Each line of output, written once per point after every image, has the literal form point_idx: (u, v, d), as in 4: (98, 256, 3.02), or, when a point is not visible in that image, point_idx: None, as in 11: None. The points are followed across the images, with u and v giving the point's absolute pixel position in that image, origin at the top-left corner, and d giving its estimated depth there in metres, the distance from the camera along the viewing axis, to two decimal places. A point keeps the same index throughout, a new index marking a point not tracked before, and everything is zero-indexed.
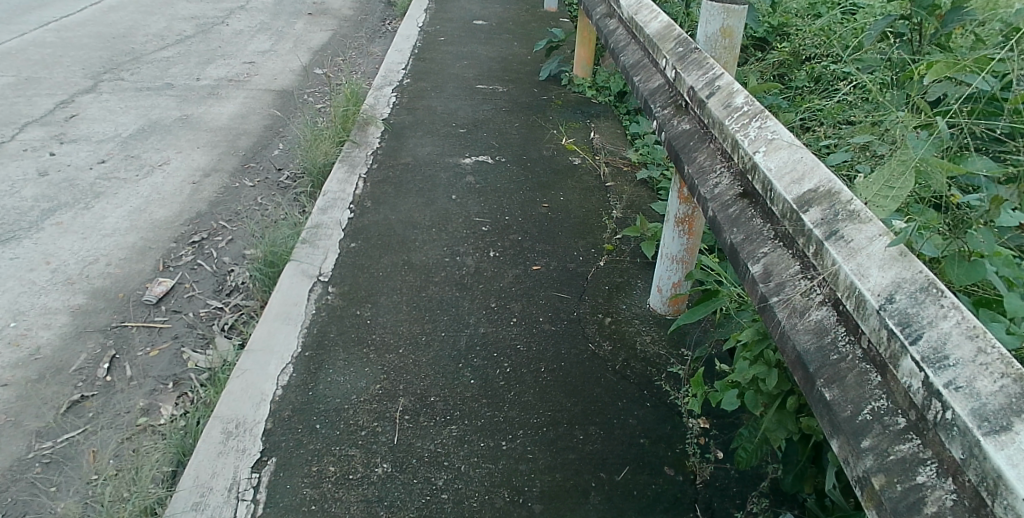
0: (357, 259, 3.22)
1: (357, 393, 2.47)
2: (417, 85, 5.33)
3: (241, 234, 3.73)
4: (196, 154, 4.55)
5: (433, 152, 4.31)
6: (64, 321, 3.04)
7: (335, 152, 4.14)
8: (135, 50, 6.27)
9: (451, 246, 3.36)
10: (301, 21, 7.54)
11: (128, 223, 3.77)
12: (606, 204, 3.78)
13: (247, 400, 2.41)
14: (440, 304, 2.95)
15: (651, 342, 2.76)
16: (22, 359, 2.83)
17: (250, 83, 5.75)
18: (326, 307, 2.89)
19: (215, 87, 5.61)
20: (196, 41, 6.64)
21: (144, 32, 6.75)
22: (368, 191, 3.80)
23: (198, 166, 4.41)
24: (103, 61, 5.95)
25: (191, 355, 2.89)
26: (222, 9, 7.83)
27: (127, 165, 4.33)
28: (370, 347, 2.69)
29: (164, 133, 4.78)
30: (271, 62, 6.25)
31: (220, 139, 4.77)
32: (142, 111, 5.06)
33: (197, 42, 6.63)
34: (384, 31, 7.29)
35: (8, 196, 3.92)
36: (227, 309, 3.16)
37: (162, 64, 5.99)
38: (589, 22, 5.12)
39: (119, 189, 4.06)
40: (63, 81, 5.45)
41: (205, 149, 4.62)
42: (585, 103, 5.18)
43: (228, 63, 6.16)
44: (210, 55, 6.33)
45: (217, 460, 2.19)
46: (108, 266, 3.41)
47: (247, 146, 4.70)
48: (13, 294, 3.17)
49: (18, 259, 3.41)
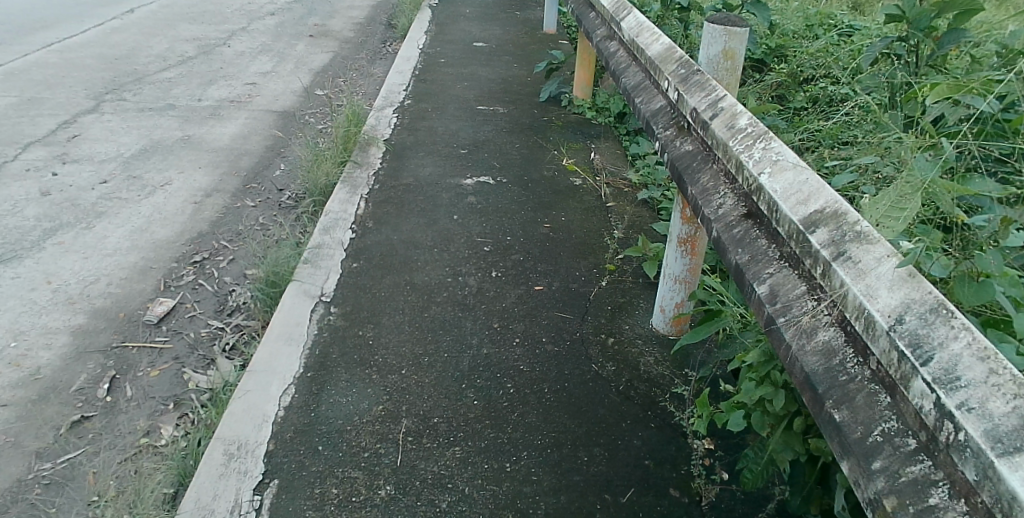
0: (359, 279, 3.22)
1: (359, 414, 2.46)
2: (418, 106, 5.36)
3: (242, 255, 3.73)
4: (198, 174, 4.56)
5: (435, 172, 4.32)
6: (64, 342, 3.02)
7: (336, 173, 4.16)
8: (138, 71, 6.31)
9: (453, 266, 3.36)
10: (302, 43, 7.60)
11: (129, 243, 3.76)
12: (608, 224, 3.79)
13: (249, 421, 2.39)
14: (442, 324, 2.94)
15: (655, 362, 2.75)
16: (22, 379, 2.82)
17: (252, 104, 5.78)
18: (328, 327, 2.89)
19: (217, 107, 5.64)
20: (198, 62, 6.69)
21: (147, 53, 6.80)
22: (369, 211, 3.81)
23: (200, 186, 4.41)
24: (105, 81, 5.97)
25: (192, 376, 2.87)
26: (224, 30, 7.89)
27: (129, 186, 4.33)
28: (373, 368, 2.68)
29: (166, 153, 4.79)
30: (272, 83, 6.30)
31: (222, 159, 4.78)
32: (144, 132, 5.08)
33: (199, 63, 6.68)
34: (385, 53, 7.35)
35: (10, 216, 3.92)
36: (229, 330, 3.15)
37: (164, 85, 6.02)
38: (589, 44, 5.17)
39: (121, 209, 4.06)
40: (65, 101, 5.47)
41: (206, 169, 4.63)
42: (585, 124, 5.22)
43: (230, 84, 6.20)
44: (212, 76, 6.37)
45: (219, 482, 2.17)
46: (109, 286, 3.40)
47: (249, 166, 4.71)
48: (15, 313, 3.16)
49: (19, 278, 3.40)
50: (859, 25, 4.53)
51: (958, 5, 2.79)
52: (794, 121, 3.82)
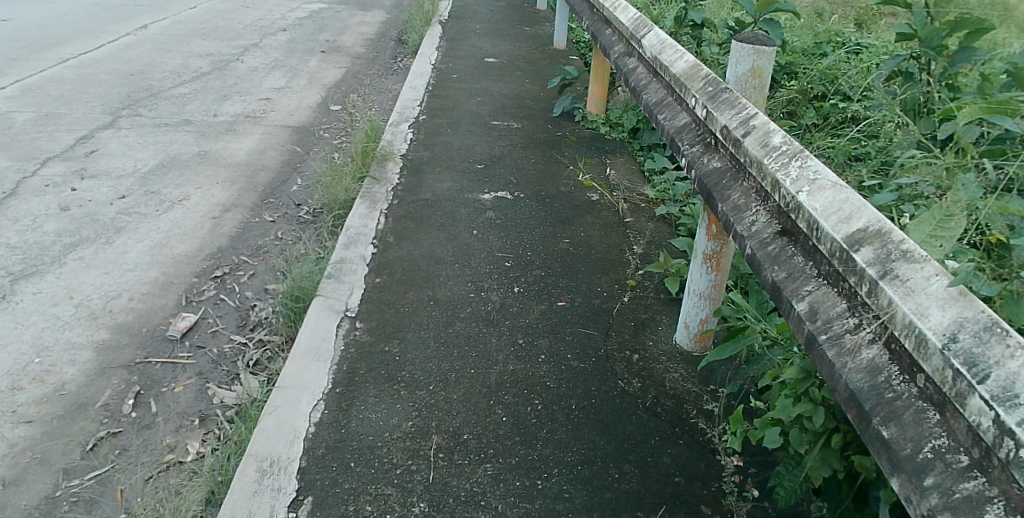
0: (382, 294, 3.23)
1: (389, 431, 2.45)
2: (433, 121, 5.40)
3: (263, 270, 3.74)
4: (217, 189, 4.58)
5: (452, 187, 4.34)
6: (88, 357, 3.03)
7: (355, 189, 4.17)
8: (153, 86, 6.35)
9: (476, 281, 3.36)
10: (314, 59, 7.66)
11: (150, 258, 3.77)
12: (627, 240, 3.79)
13: (280, 438, 2.39)
14: (468, 340, 2.94)
15: (681, 379, 2.75)
16: (48, 395, 2.82)
17: (267, 119, 5.82)
18: (354, 343, 2.89)
19: (232, 123, 5.67)
20: (213, 78, 6.74)
21: (161, 69, 6.86)
22: (390, 226, 3.83)
23: (219, 201, 4.43)
24: (121, 97, 6.02)
25: (217, 392, 2.87)
26: (237, 46, 7.95)
27: (148, 201, 4.35)
28: (401, 384, 2.68)
29: (184, 168, 4.81)
30: (287, 98, 6.34)
31: (239, 174, 4.81)
32: (161, 147, 5.11)
33: (214, 79, 6.73)
34: (396, 68, 7.40)
35: (30, 231, 3.94)
36: (252, 345, 3.15)
37: (180, 101, 6.06)
38: (604, 60, 5.20)
39: (140, 225, 4.08)
40: (82, 117, 5.51)
41: (224, 184, 4.65)
42: (599, 139, 5.24)
43: (245, 99, 6.25)
44: (227, 92, 6.41)
45: (252, 499, 2.17)
46: (131, 301, 3.41)
47: (266, 181, 4.74)
48: (38, 329, 3.16)
49: (42, 294, 3.41)
50: (866, 43, 4.57)
51: (967, 24, 2.79)
52: (805, 139, 3.83)
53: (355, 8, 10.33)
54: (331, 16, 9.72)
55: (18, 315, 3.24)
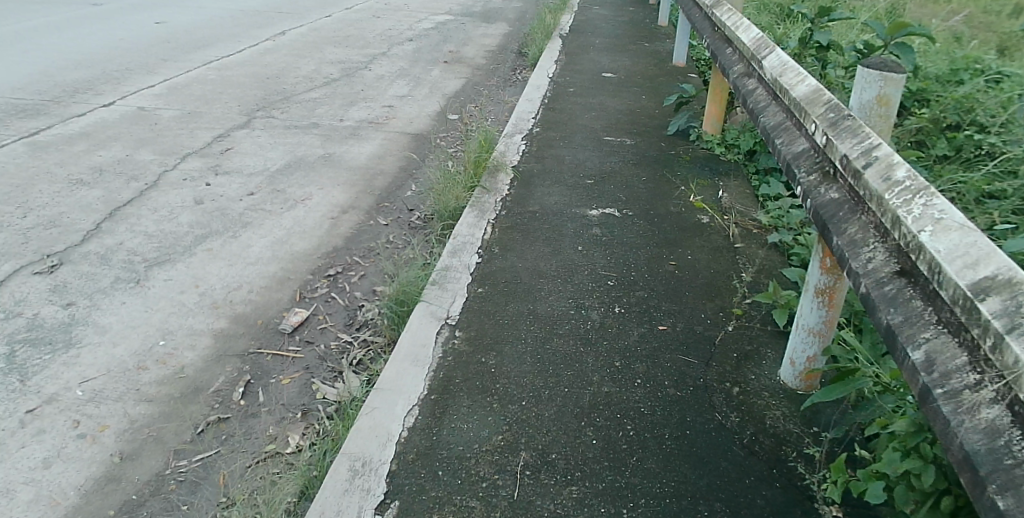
0: (483, 304, 3.28)
1: (478, 442, 2.48)
2: (546, 134, 5.44)
3: (372, 271, 3.90)
4: (336, 191, 4.81)
5: (561, 201, 4.35)
6: (207, 343, 3.25)
7: (466, 197, 4.27)
8: (286, 90, 6.78)
9: (576, 298, 3.35)
10: (437, 68, 7.91)
11: (270, 253, 4.01)
12: (737, 266, 3.66)
13: (374, 439, 2.48)
14: (564, 358, 2.93)
15: (783, 418, 2.61)
16: (169, 376, 3.04)
17: (388, 126, 6.07)
18: (452, 351, 2.95)
19: (356, 128, 5.96)
20: (342, 84, 7.11)
21: (295, 73, 7.31)
22: (496, 236, 3.89)
23: (337, 203, 4.66)
24: (257, 99, 6.46)
25: (320, 387, 3.01)
26: (366, 54, 8.35)
27: (273, 199, 4.63)
28: (494, 396, 2.70)
29: (308, 169, 5.10)
30: (408, 106, 6.58)
31: (359, 178, 5.03)
32: (289, 148, 5.43)
33: (342, 85, 7.10)
34: (515, 80, 7.52)
35: (168, 221, 4.28)
36: (356, 344, 3.28)
37: (310, 105, 6.43)
38: (723, 79, 5.05)
39: (264, 221, 4.35)
40: (221, 116, 5.96)
41: (344, 187, 4.88)
42: (713, 160, 5.08)
43: (369, 105, 6.54)
44: (354, 98, 6.74)
45: (342, 497, 2.25)
46: (250, 293, 3.64)
47: (382, 186, 4.93)
48: (165, 313, 3.42)
49: (171, 281, 3.69)
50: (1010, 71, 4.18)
51: None
52: (935, 172, 3.54)
53: (478, 20, 10.59)
54: (456, 28, 10.01)
55: (150, 298, 3.52)
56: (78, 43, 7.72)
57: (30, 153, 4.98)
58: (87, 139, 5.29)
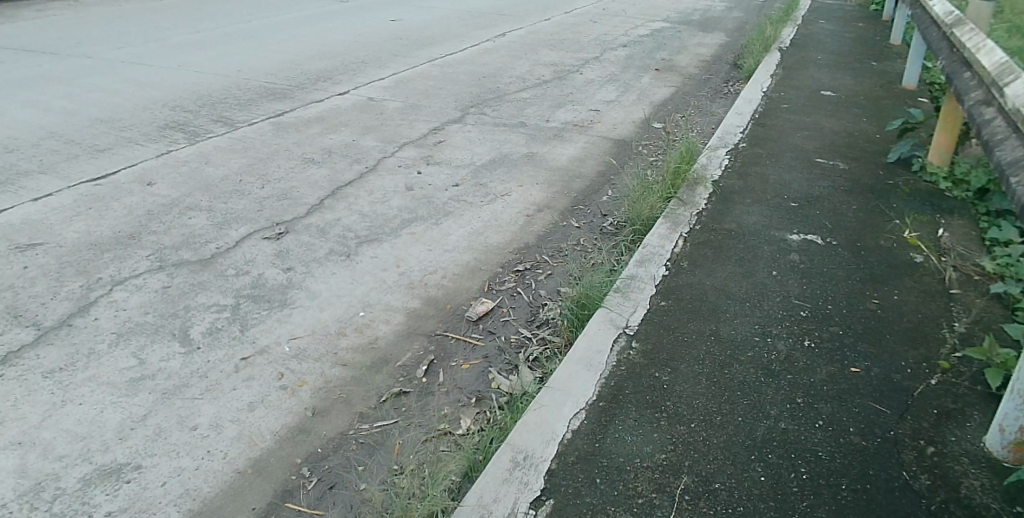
0: (665, 318, 3.22)
1: (641, 457, 2.46)
2: (753, 150, 5.23)
3: (559, 272, 3.83)
4: (536, 190, 4.92)
5: (760, 221, 4.17)
6: (406, 316, 3.29)
7: (661, 208, 4.20)
8: (500, 89, 7.09)
9: (763, 326, 3.19)
10: (647, 76, 7.88)
11: (467, 243, 4.05)
12: (950, 315, 3.29)
13: (538, 435, 2.54)
14: (742, 386, 2.81)
15: (982, 490, 2.31)
16: (362, 346, 3.04)
17: (593, 129, 6.14)
18: (627, 361, 2.93)
19: (561, 129, 6.09)
20: (553, 86, 7.32)
21: (511, 73, 7.62)
22: (687, 251, 3.81)
23: (535, 201, 4.77)
24: (473, 96, 6.83)
25: (496, 378, 2.94)
26: (579, 58, 8.52)
27: (476, 193, 4.79)
28: (663, 414, 2.66)
29: (511, 166, 5.29)
30: (614, 111, 6.62)
31: (558, 179, 5.13)
32: (496, 145, 5.68)
33: (553, 86, 7.30)
34: (726, 92, 7.27)
35: (380, 203, 4.37)
36: (534, 341, 3.21)
37: (520, 104, 6.68)
38: (957, 106, 4.56)
39: (466, 212, 4.43)
40: (438, 110, 6.34)
41: (543, 186, 5.00)
42: (936, 195, 4.59)
43: (576, 108, 6.67)
44: (563, 100, 6.91)
45: (501, 486, 2.32)
46: (444, 278, 3.64)
47: (580, 189, 4.98)
48: (368, 288, 3.45)
49: (377, 258, 3.72)
50: None
51: None
52: None
53: (693, 29, 10.32)
54: (670, 35, 9.88)
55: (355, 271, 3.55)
56: (321, 38, 8.43)
57: (272, 130, 5.25)
58: (317, 125, 5.56)
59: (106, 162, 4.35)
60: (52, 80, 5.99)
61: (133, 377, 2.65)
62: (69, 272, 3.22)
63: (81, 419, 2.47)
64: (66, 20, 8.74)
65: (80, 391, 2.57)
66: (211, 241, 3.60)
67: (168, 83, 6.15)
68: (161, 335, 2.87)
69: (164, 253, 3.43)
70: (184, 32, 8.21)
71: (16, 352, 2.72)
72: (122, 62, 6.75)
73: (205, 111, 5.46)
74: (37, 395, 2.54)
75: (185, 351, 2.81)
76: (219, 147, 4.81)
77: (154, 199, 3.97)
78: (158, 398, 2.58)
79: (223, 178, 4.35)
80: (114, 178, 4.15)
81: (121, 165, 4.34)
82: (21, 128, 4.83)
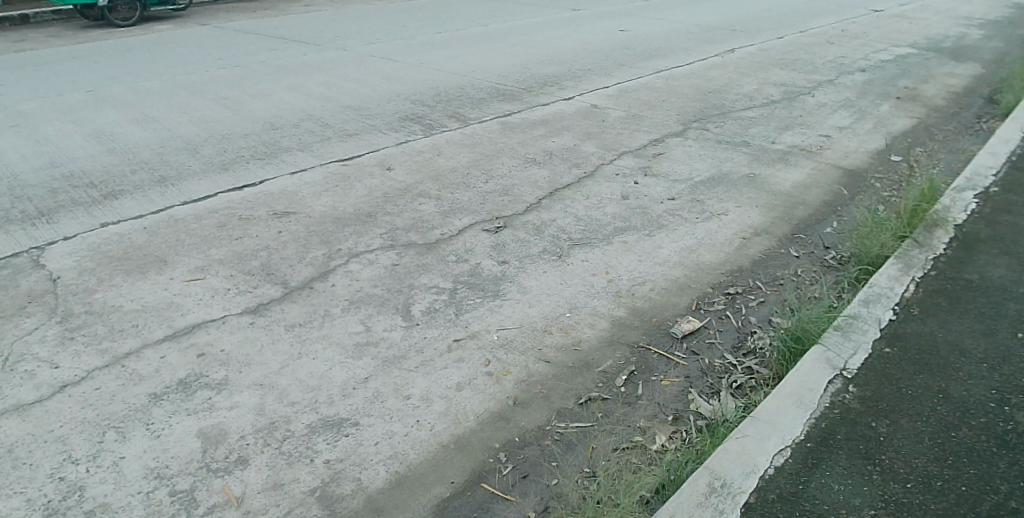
0: (888, 363, 2.82)
1: (845, 508, 2.15)
2: (1007, 197, 4.48)
3: (775, 299, 3.31)
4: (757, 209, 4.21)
5: (1006, 275, 3.48)
6: (614, 315, 3.13)
7: (894, 247, 3.65)
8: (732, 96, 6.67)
9: (1006, 390, 2.67)
10: (887, 103, 6.95)
11: (678, 258, 3.58)
12: None
13: (738, 464, 2.31)
14: (977, 452, 2.38)
15: None
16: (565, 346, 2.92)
17: (838, 143, 5.51)
18: (840, 405, 2.59)
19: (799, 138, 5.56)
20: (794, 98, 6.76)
21: (747, 84, 7.13)
22: (920, 297, 3.26)
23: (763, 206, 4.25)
24: (708, 98, 6.46)
25: (698, 400, 2.70)
26: (816, 76, 7.82)
27: (691, 208, 4.14)
28: (875, 467, 2.32)
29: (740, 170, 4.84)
30: (860, 130, 5.96)
31: (794, 188, 4.56)
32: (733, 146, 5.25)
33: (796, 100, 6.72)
34: (978, 128, 6.30)
35: (593, 208, 4.04)
36: (742, 369, 2.86)
37: (757, 112, 6.18)
38: None
39: (680, 227, 3.91)
40: (675, 109, 6.03)
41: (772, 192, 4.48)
42: None
43: (820, 123, 6.04)
44: (801, 113, 6.34)
45: (696, 509, 2.13)
46: (652, 291, 3.28)
47: (817, 201, 4.37)
48: (574, 292, 3.24)
49: (587, 262, 3.48)
50: None
51: None
52: None
53: (944, 58, 9.18)
54: (916, 63, 8.81)
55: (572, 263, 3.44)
56: (554, 42, 8.55)
57: (502, 125, 5.32)
58: (549, 120, 5.47)
59: (354, 146, 4.73)
60: (318, 71, 6.66)
61: (360, 343, 2.86)
62: (315, 240, 3.54)
63: (312, 373, 2.70)
64: (330, 17, 9.72)
65: (313, 348, 2.82)
66: (439, 224, 3.75)
67: (412, 78, 6.57)
68: (386, 308, 3.06)
69: (396, 233, 3.64)
70: (428, 33, 8.79)
71: (265, 304, 3.04)
72: (375, 57, 7.34)
73: (443, 104, 5.71)
74: (279, 345, 2.82)
75: (405, 325, 2.97)
76: (453, 138, 4.98)
77: (393, 182, 4.22)
78: (379, 364, 2.76)
79: (456, 165, 4.49)
80: (360, 161, 4.49)
81: (366, 149, 4.68)
82: (290, 111, 5.41)
